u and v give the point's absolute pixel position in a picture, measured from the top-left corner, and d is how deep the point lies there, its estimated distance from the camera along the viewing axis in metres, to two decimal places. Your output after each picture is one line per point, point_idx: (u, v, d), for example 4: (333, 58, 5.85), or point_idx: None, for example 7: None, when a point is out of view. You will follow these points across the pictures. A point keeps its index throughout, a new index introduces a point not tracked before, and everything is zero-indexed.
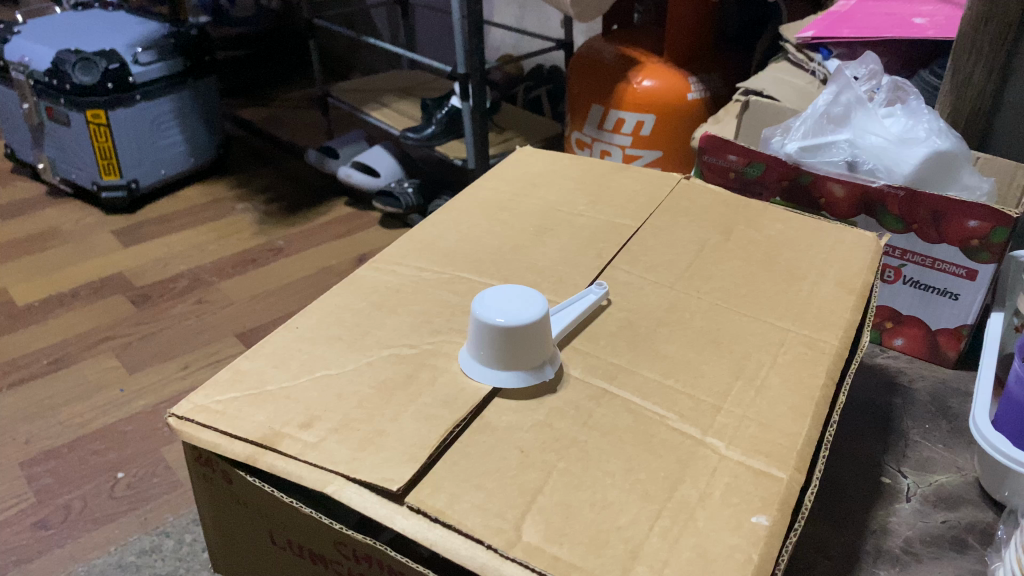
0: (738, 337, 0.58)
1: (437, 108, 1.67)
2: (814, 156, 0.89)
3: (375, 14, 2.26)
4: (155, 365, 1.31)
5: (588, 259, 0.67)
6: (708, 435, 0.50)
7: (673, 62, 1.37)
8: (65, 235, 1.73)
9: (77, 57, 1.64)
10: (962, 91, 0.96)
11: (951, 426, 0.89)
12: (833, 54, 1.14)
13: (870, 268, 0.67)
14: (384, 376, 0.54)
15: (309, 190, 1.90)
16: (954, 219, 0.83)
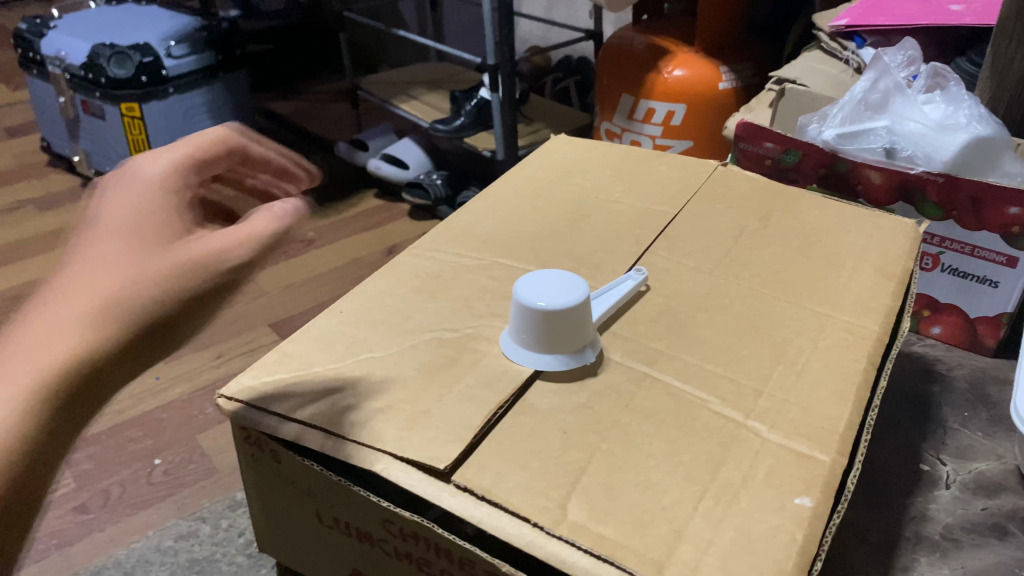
0: (778, 323, 0.58)
1: (466, 100, 1.68)
2: (852, 143, 0.88)
3: (403, 7, 2.26)
4: (190, 353, 1.33)
5: (626, 245, 0.68)
6: (750, 419, 0.50)
7: (705, 51, 1.37)
8: None
9: (111, 51, 1.68)
10: (1002, 78, 0.95)
11: (990, 414, 0.88)
12: (867, 42, 1.13)
13: (909, 254, 0.67)
14: (426, 359, 0.54)
15: (339, 182, 1.92)
16: (994, 206, 0.83)
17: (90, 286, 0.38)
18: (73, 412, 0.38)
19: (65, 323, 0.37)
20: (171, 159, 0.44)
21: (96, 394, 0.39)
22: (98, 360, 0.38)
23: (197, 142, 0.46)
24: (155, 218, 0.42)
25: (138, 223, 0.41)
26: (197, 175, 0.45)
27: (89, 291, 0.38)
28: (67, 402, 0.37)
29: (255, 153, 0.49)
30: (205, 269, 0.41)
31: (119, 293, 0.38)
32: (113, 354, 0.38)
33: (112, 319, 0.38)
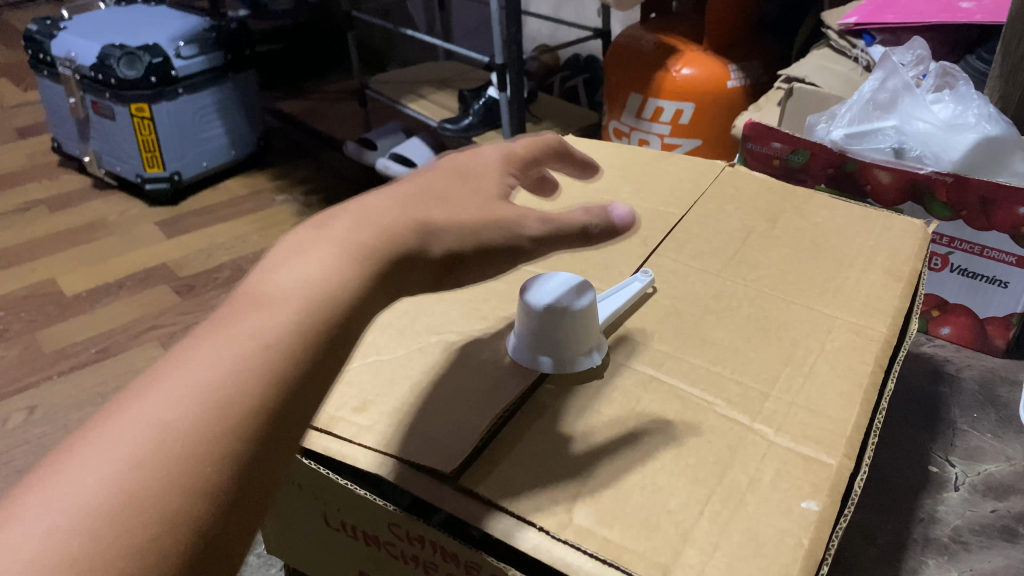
0: (786, 325, 0.58)
1: (474, 99, 1.68)
2: (860, 143, 0.88)
3: (412, 6, 2.26)
4: None
5: (634, 246, 0.68)
6: (757, 422, 0.50)
7: (713, 50, 1.36)
8: (111, 227, 1.77)
9: (121, 52, 1.67)
10: (1012, 76, 0.94)
11: (1000, 415, 0.88)
12: (876, 40, 1.13)
13: (918, 254, 0.67)
14: (433, 362, 0.55)
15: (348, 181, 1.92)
16: (1004, 206, 0.82)
17: (402, 209, 0.39)
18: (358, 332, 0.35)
19: (372, 231, 0.37)
20: (504, 149, 0.48)
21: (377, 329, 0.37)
22: (396, 276, 0.37)
23: (526, 141, 0.50)
24: (477, 182, 0.44)
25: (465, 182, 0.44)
26: (521, 167, 0.49)
27: (395, 217, 0.39)
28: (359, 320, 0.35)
29: (570, 154, 0.54)
30: (509, 222, 0.42)
31: (429, 227, 0.39)
32: (402, 277, 0.37)
33: (414, 241, 0.38)
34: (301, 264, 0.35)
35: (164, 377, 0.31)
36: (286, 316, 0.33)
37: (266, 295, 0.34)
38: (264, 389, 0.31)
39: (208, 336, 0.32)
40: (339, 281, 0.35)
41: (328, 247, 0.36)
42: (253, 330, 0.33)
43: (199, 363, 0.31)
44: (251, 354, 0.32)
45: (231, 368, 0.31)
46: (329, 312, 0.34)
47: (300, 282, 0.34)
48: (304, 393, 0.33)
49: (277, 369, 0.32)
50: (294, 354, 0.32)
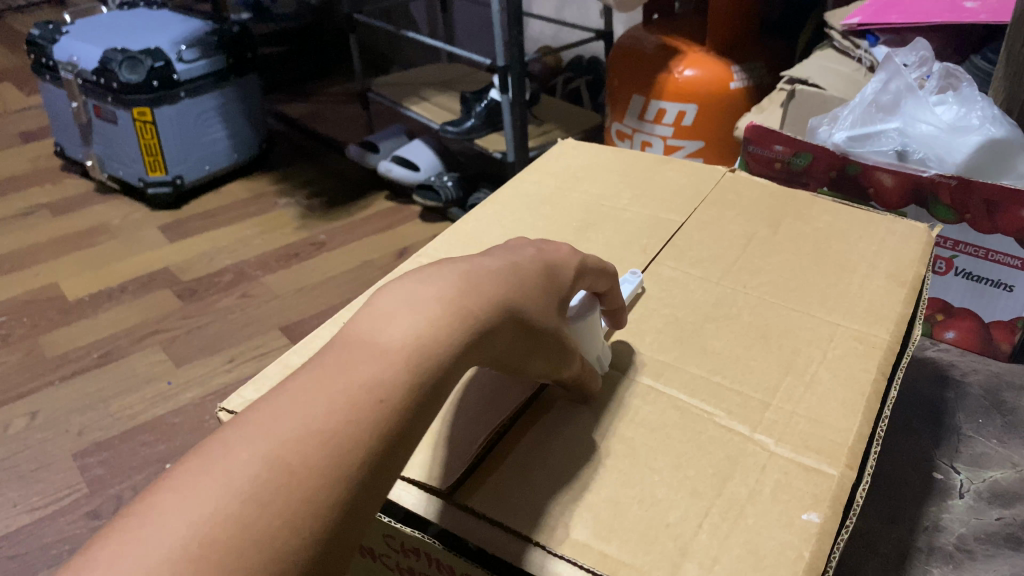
0: (787, 332, 0.57)
1: (476, 101, 1.67)
2: (862, 146, 0.87)
3: (414, 8, 2.26)
4: (201, 358, 1.34)
5: (633, 253, 0.67)
6: (757, 432, 0.49)
7: (715, 52, 1.36)
8: (113, 231, 1.77)
9: (123, 56, 1.67)
10: (1017, 77, 0.93)
11: (1006, 420, 0.87)
12: (880, 40, 1.12)
13: (922, 259, 0.66)
14: None
15: (351, 185, 1.92)
16: (1008, 209, 0.81)
17: (502, 279, 0.40)
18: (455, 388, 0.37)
19: (475, 294, 0.38)
20: (586, 251, 0.49)
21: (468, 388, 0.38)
22: (484, 343, 0.38)
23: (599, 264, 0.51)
24: (559, 280, 0.45)
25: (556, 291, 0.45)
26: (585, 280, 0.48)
27: (490, 285, 0.40)
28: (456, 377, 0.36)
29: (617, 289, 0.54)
30: (567, 351, 0.46)
31: (518, 305, 0.41)
32: (488, 341, 0.39)
33: (506, 316, 0.39)
34: (411, 315, 0.36)
35: (274, 413, 0.32)
36: (393, 365, 0.34)
37: (378, 341, 0.35)
38: (366, 434, 0.32)
39: (318, 376, 0.34)
40: (443, 335, 0.36)
41: (434, 297, 0.37)
42: (362, 375, 0.34)
43: (309, 403, 0.32)
44: (358, 399, 0.33)
45: (338, 412, 0.32)
46: (432, 366, 0.35)
47: (410, 331, 0.36)
48: (401, 443, 0.34)
49: (382, 416, 0.33)
50: (397, 403, 0.34)
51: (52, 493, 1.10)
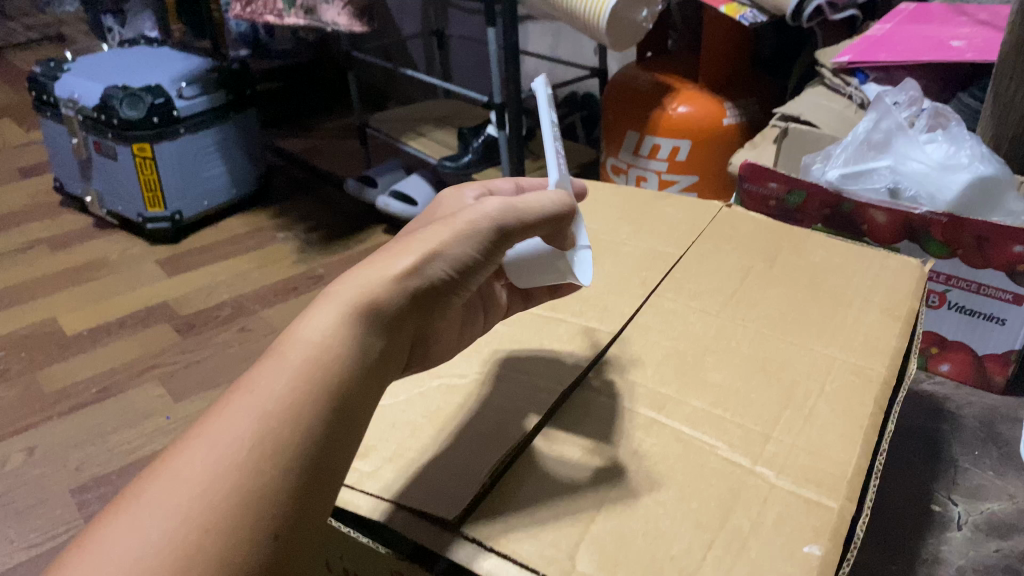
0: (786, 365, 0.58)
1: (473, 137, 1.69)
2: (855, 183, 0.89)
3: (412, 46, 2.30)
4: (200, 392, 1.35)
5: (633, 286, 0.68)
6: (758, 464, 0.50)
7: (708, 89, 1.39)
8: (111, 265, 1.78)
9: (124, 93, 1.69)
10: (1004, 117, 0.95)
11: (1002, 452, 0.88)
12: (870, 78, 1.14)
13: (916, 293, 0.67)
14: (434, 407, 0.55)
15: (348, 219, 1.93)
16: (999, 245, 0.83)
17: (383, 255, 0.46)
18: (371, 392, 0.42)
19: (357, 280, 0.44)
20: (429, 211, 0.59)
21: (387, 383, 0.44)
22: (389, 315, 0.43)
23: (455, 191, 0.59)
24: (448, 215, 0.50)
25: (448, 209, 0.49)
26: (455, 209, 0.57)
27: (377, 263, 0.45)
28: (367, 381, 0.42)
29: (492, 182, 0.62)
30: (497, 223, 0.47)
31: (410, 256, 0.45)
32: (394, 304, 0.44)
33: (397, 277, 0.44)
34: (308, 330, 0.41)
35: (206, 435, 0.38)
36: (295, 382, 0.39)
37: (277, 361, 0.40)
38: (281, 425, 0.38)
39: (229, 401, 0.39)
40: (341, 342, 0.41)
41: (325, 308, 0.42)
42: (265, 395, 0.39)
43: (223, 428, 0.38)
44: (266, 418, 0.38)
45: (249, 432, 0.37)
46: (337, 376, 0.40)
47: (307, 346, 0.41)
48: (332, 432, 0.39)
49: (292, 426, 0.38)
50: (307, 415, 0.39)
51: (50, 529, 1.10)
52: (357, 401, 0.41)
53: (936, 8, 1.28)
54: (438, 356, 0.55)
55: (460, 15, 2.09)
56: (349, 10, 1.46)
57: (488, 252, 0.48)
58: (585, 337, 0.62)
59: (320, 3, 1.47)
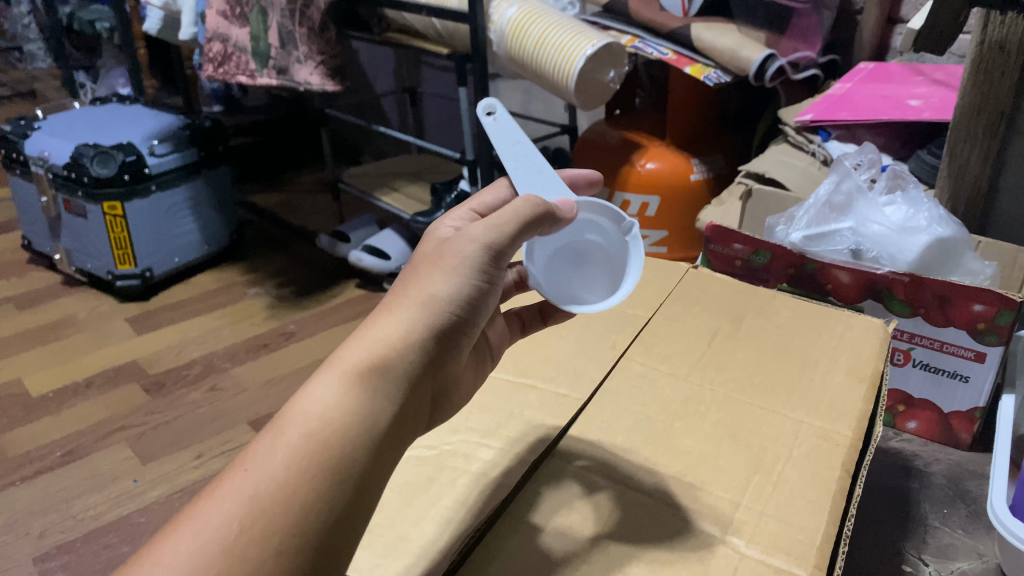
0: (754, 431, 0.59)
1: (446, 192, 1.71)
2: (818, 244, 0.91)
3: (385, 102, 2.33)
4: (169, 454, 1.33)
5: (603, 350, 0.69)
6: (728, 533, 0.50)
7: (676, 146, 1.42)
8: (80, 324, 1.76)
9: (95, 151, 1.71)
10: (959, 178, 0.97)
11: (970, 510, 0.89)
12: (832, 135, 1.17)
13: (880, 354, 0.68)
14: (404, 479, 0.55)
15: (320, 274, 1.93)
16: (959, 304, 0.84)
17: (372, 327, 0.49)
18: (370, 465, 0.44)
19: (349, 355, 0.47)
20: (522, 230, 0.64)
21: (390, 454, 0.46)
22: (388, 377, 0.47)
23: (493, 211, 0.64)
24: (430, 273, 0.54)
25: (454, 256, 0.52)
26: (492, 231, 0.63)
27: (371, 336, 0.49)
28: (368, 456, 0.44)
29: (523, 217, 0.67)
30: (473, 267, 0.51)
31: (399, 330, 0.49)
32: (391, 368, 0.47)
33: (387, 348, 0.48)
34: (308, 407, 0.45)
35: (204, 513, 0.40)
36: (289, 461, 0.42)
37: (274, 438, 0.43)
38: (279, 499, 0.40)
39: (225, 482, 0.42)
40: (340, 415, 0.44)
41: (328, 382, 0.46)
42: (258, 473, 0.41)
43: (215, 510, 0.40)
44: (257, 496, 0.40)
45: (238, 514, 0.40)
46: (334, 452, 0.43)
47: (306, 422, 0.44)
48: (338, 493, 0.42)
49: (283, 506, 0.40)
50: (298, 493, 0.41)
51: None
52: (355, 475, 0.43)
53: (894, 68, 1.32)
54: (457, 403, 0.57)
55: (433, 73, 2.13)
56: (321, 70, 1.49)
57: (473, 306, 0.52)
58: (555, 403, 0.62)
59: (292, 62, 1.49)
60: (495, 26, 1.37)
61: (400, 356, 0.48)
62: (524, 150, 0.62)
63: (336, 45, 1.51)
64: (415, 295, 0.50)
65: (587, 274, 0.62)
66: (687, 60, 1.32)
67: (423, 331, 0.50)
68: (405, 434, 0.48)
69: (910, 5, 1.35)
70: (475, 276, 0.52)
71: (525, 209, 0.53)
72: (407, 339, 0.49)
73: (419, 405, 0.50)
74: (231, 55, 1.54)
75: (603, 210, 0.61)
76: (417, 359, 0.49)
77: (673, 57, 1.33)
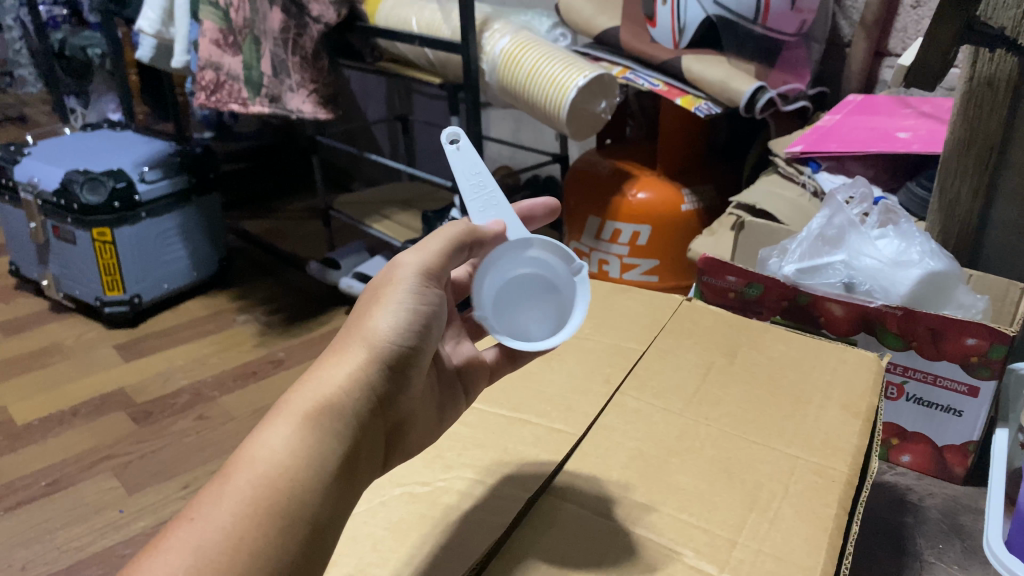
0: (749, 467, 0.58)
1: (437, 220, 1.71)
2: (811, 277, 0.92)
3: (376, 130, 2.34)
4: (156, 484, 1.31)
5: (596, 384, 0.68)
6: (724, 573, 0.49)
7: (667, 176, 1.42)
8: (66, 351, 1.74)
9: (85, 177, 1.69)
10: (950, 211, 0.98)
11: (964, 545, 0.89)
12: (822, 167, 1.18)
13: (874, 389, 0.68)
14: (396, 517, 0.54)
15: (310, 301, 1.92)
16: (952, 337, 0.84)
17: (315, 367, 0.53)
18: (324, 505, 0.47)
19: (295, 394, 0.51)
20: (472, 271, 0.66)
21: (344, 494, 0.48)
22: (337, 415, 0.50)
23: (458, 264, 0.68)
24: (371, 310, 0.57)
25: (395, 290, 0.56)
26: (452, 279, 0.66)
27: (318, 375, 0.52)
28: (320, 497, 0.46)
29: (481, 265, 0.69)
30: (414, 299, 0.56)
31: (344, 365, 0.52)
32: (339, 405, 0.50)
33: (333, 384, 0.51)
34: (257, 452, 0.47)
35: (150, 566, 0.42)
36: (235, 510, 0.44)
37: (221, 487, 0.45)
38: (224, 549, 0.42)
39: (171, 533, 0.44)
40: (289, 458, 0.47)
41: (278, 426, 0.48)
42: (204, 524, 0.43)
43: (162, 563, 0.42)
44: (200, 547, 0.42)
45: (182, 567, 0.41)
46: (281, 498, 0.45)
47: (254, 469, 0.46)
48: (286, 537, 0.44)
49: (230, 553, 0.42)
50: (246, 540, 0.43)
51: None
52: (307, 517, 0.45)
53: (882, 101, 1.33)
54: (419, 442, 0.58)
55: (424, 101, 2.14)
56: (313, 98, 1.52)
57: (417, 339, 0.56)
58: (549, 439, 0.62)
59: (284, 91, 1.50)
60: (488, 56, 1.38)
61: (348, 393, 0.51)
62: (483, 181, 0.63)
63: (328, 74, 1.55)
64: (360, 332, 0.54)
65: (534, 305, 0.62)
66: (678, 91, 1.33)
67: (370, 366, 0.53)
68: (360, 470, 0.51)
69: (898, 38, 1.37)
70: (416, 309, 0.56)
71: (456, 237, 0.59)
72: (353, 375, 0.52)
73: (373, 444, 0.53)
74: (223, 82, 1.51)
75: (551, 248, 0.61)
76: (366, 395, 0.52)
77: (664, 88, 1.34)
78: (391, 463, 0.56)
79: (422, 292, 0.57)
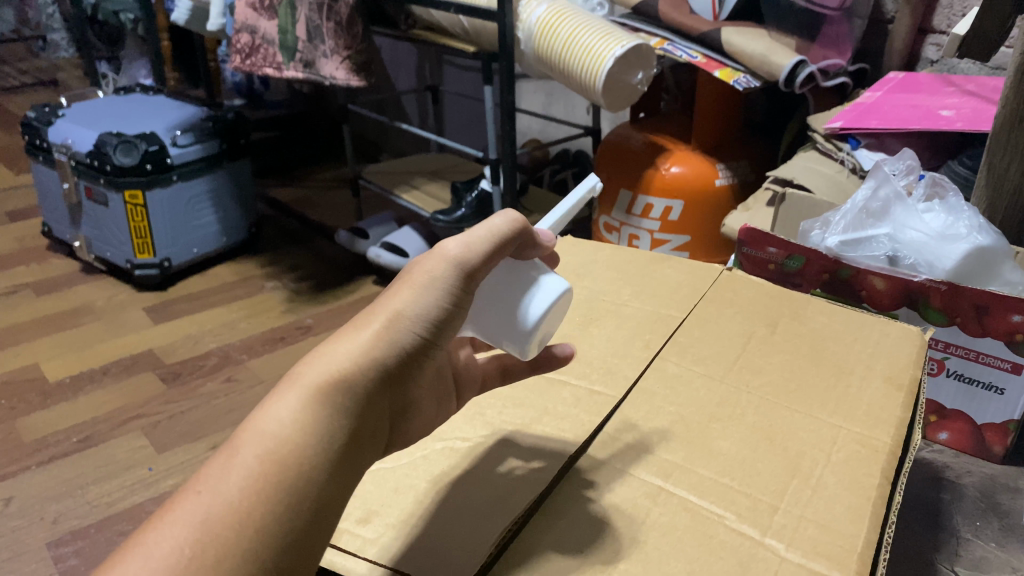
0: (790, 433, 0.58)
1: (467, 191, 1.69)
2: (854, 249, 0.90)
3: (406, 100, 2.34)
4: (185, 444, 1.32)
5: (636, 349, 0.68)
6: (767, 536, 0.49)
7: (701, 150, 1.40)
8: (97, 312, 1.76)
9: (118, 140, 1.70)
10: (998, 186, 0.97)
11: (1002, 524, 0.90)
12: (862, 143, 1.14)
13: (917, 362, 0.67)
14: (438, 471, 0.55)
15: (339, 269, 1.92)
16: (998, 313, 0.84)
17: (325, 352, 0.44)
18: (330, 478, 0.42)
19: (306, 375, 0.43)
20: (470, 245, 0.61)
21: (350, 470, 0.43)
22: (349, 398, 0.43)
23: None
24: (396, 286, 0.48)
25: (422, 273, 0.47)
26: None
27: (328, 360, 0.44)
28: (326, 474, 0.41)
29: None
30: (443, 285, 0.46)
31: (363, 353, 0.44)
32: (350, 395, 0.43)
33: (351, 372, 0.43)
34: (265, 423, 0.41)
35: (148, 541, 0.38)
36: (243, 483, 0.39)
37: (228, 459, 0.40)
38: (227, 532, 0.38)
39: (178, 503, 0.39)
40: (300, 433, 0.41)
41: (286, 396, 0.42)
42: (211, 498, 0.39)
43: (164, 536, 0.38)
44: (207, 522, 0.38)
45: (189, 539, 0.37)
46: (289, 476, 0.40)
47: (262, 440, 0.41)
48: (289, 519, 0.39)
49: (236, 532, 0.38)
50: (254, 516, 0.39)
51: None
52: (313, 492, 0.41)
53: (925, 79, 1.30)
54: (428, 428, 0.54)
55: (455, 72, 2.13)
56: (347, 66, 1.48)
57: (438, 330, 0.46)
58: (589, 401, 0.62)
59: (318, 56, 1.48)
60: (523, 25, 1.37)
61: (360, 370, 0.44)
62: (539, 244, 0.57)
63: (364, 40, 1.48)
64: (380, 311, 0.45)
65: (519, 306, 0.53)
66: (716, 64, 1.31)
67: (387, 353, 0.44)
68: (368, 448, 0.45)
69: (943, 15, 1.34)
70: (447, 298, 0.46)
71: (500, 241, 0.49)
72: (367, 359, 0.44)
73: (382, 421, 0.46)
74: (259, 46, 1.55)
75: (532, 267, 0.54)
76: (382, 375, 0.44)
77: (702, 60, 1.31)
78: (390, 447, 0.49)
79: (454, 282, 0.46)
